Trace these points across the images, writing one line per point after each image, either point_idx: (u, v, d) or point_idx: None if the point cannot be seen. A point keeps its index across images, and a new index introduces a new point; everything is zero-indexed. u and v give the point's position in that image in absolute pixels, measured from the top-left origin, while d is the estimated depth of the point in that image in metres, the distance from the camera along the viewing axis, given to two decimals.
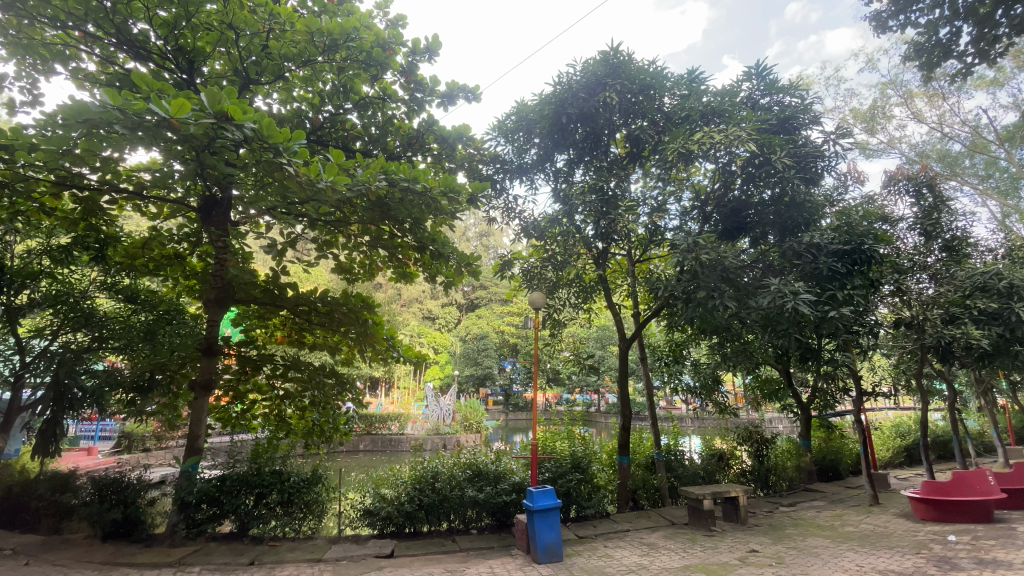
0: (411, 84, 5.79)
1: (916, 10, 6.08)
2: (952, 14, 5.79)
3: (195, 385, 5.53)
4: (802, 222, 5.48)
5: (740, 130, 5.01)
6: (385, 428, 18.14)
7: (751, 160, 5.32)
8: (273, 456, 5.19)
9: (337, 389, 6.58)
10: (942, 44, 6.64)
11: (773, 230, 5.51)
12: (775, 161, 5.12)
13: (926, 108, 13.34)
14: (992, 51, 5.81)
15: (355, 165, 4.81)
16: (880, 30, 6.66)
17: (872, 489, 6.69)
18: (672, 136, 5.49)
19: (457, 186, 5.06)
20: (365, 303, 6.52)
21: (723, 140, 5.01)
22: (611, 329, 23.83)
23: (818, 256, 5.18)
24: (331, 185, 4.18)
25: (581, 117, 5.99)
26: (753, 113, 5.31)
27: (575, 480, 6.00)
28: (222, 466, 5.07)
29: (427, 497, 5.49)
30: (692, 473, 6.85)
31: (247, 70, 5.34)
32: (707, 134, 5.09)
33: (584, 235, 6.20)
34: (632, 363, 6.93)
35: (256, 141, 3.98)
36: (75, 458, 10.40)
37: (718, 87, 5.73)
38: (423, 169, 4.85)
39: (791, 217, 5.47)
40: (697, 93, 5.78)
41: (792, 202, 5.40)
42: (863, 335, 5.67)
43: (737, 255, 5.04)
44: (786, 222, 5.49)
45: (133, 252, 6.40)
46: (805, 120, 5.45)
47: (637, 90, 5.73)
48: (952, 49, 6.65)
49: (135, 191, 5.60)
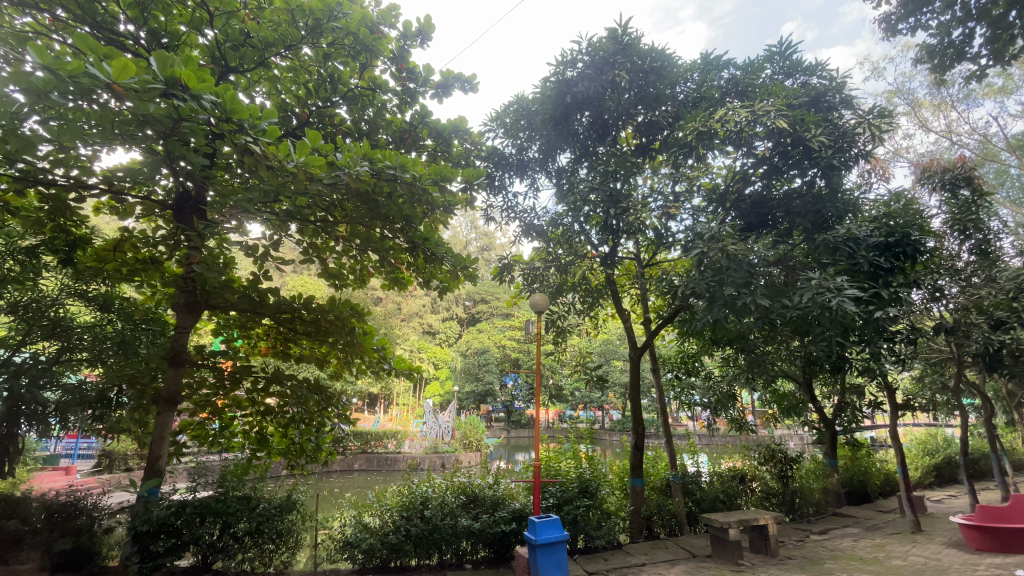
0: (402, 72, 5.41)
1: (927, 12, 5.69)
2: (963, 16, 5.38)
3: (160, 396, 4.93)
4: (835, 215, 4.99)
5: (768, 105, 4.57)
6: (381, 446, 17.55)
7: (778, 141, 4.90)
8: (244, 479, 4.67)
9: (322, 406, 6.02)
10: (955, 45, 6.22)
11: (801, 222, 5.04)
12: (808, 137, 4.69)
13: (932, 119, 13.00)
14: (1006, 53, 5.35)
15: (338, 149, 4.30)
16: (888, 34, 6.31)
17: (913, 516, 6.07)
18: (686, 122, 5.11)
19: (451, 176, 4.57)
20: (354, 311, 6.07)
21: (748, 118, 4.62)
22: (616, 344, 23.17)
23: (857, 250, 4.71)
24: (304, 167, 3.65)
25: (586, 103, 5.58)
26: (782, 88, 4.89)
27: (583, 507, 5.46)
28: (184, 490, 4.51)
29: (415, 526, 4.92)
30: (712, 497, 6.27)
31: (224, 58, 4.87)
32: (729, 112, 4.66)
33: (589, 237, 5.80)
34: (643, 375, 6.41)
35: (221, 119, 3.50)
36: (51, 477, 9.83)
37: (741, 62, 5.34)
38: (412, 156, 4.30)
39: (819, 210, 5.01)
40: (714, 75, 5.38)
41: (823, 191, 4.92)
42: (902, 343, 5.14)
43: (765, 253, 4.54)
44: (818, 214, 4.98)
45: (104, 256, 5.88)
46: (837, 100, 5.02)
47: (648, 70, 5.32)
48: (965, 51, 6.22)
49: (104, 189, 5.15)
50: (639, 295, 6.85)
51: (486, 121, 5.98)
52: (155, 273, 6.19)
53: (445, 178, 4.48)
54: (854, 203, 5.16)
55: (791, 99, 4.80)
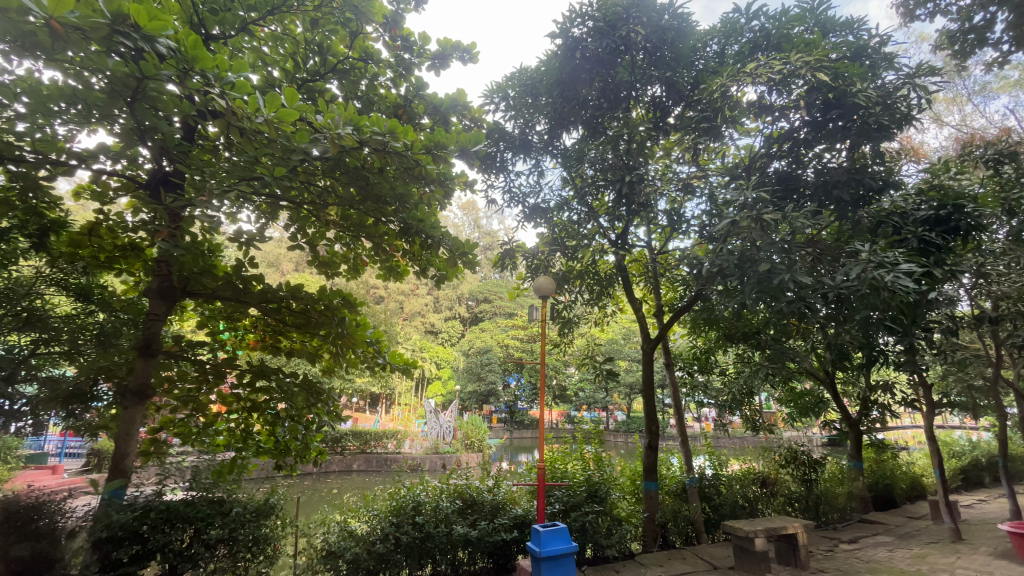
0: (395, 41, 5.08)
1: None
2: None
3: (124, 391, 4.26)
4: (875, 187, 4.55)
5: (807, 58, 4.14)
6: (381, 446, 17.23)
7: (814, 101, 4.51)
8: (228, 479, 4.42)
9: (310, 401, 5.62)
10: (976, 30, 5.70)
11: (838, 196, 4.61)
12: (848, 94, 4.31)
13: (946, 112, 12.46)
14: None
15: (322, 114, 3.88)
16: (905, 19, 5.88)
17: (952, 523, 5.64)
18: (707, 83, 4.83)
19: (447, 144, 4.15)
20: (346, 301, 5.68)
21: (784, 72, 4.25)
22: (620, 344, 22.69)
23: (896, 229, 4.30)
24: (273, 122, 3.17)
25: (599, 66, 5.15)
26: (821, 40, 4.47)
27: (592, 513, 5.07)
28: (152, 491, 4.13)
29: (406, 534, 4.54)
30: (732, 503, 5.87)
31: (202, 22, 4.34)
32: (763, 63, 4.30)
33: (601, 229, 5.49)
34: (656, 371, 5.98)
35: (183, 74, 3.09)
36: (37, 477, 9.51)
37: (769, 15, 4.94)
38: (404, 123, 3.89)
39: (857, 182, 4.60)
40: (736, 35, 5.00)
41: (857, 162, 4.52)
42: (943, 335, 4.70)
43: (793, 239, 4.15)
44: (855, 187, 4.54)
45: (80, 241, 5.45)
46: (877, 60, 4.61)
47: (667, 27, 4.89)
48: (988, 37, 5.70)
49: (75, 168, 4.71)
50: (651, 286, 6.44)
51: (487, 96, 5.56)
52: (137, 260, 5.76)
53: (439, 149, 4.09)
54: (891, 174, 4.74)
55: (830, 51, 4.37)
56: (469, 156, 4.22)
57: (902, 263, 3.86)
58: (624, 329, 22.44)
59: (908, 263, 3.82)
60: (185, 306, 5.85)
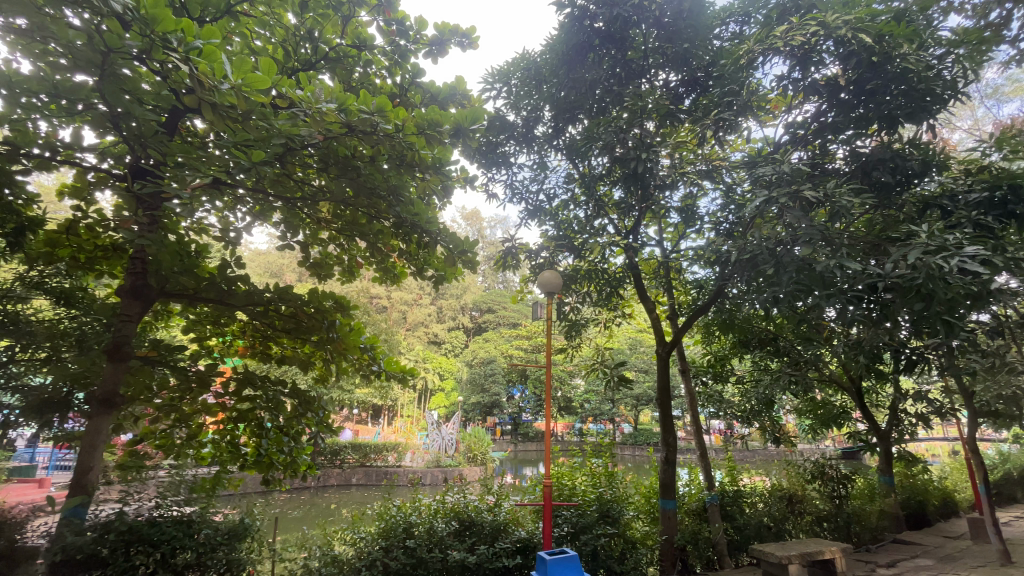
0: (390, 25, 4.75)
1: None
2: None
3: (90, 398, 3.91)
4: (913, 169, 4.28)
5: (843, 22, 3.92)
6: (381, 459, 16.78)
7: (853, 65, 4.19)
8: (210, 492, 4.35)
9: (300, 411, 5.25)
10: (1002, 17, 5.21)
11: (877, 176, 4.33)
12: (889, 60, 4.06)
13: (963, 113, 12.03)
14: None
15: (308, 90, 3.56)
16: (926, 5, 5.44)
17: (1000, 544, 5.20)
18: (730, 56, 4.64)
19: (440, 120, 3.83)
20: (339, 304, 5.32)
21: (821, 34, 4.02)
22: (627, 354, 22.13)
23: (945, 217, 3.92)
24: (243, 92, 2.81)
25: (608, 41, 4.88)
26: (857, 3, 4.21)
27: (604, 536, 4.70)
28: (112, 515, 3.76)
29: (395, 561, 4.19)
30: (756, 523, 5.46)
31: (185, 6, 3.98)
32: (796, 25, 4.08)
33: (611, 235, 5.32)
34: (672, 381, 5.58)
35: (151, 44, 2.80)
36: (21, 490, 9.14)
37: None
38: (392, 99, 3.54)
39: (891, 162, 4.32)
40: (757, 8, 4.82)
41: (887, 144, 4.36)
42: (990, 337, 4.28)
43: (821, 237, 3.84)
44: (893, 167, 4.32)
45: (56, 241, 5.08)
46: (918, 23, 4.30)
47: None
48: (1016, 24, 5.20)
49: (49, 162, 4.37)
50: (664, 290, 6.04)
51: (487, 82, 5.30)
52: (119, 262, 5.36)
53: (431, 128, 3.79)
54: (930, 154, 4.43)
55: (871, 13, 4.11)
56: (464, 135, 3.96)
57: (960, 250, 3.46)
58: (631, 339, 21.92)
59: (974, 246, 3.45)
60: (169, 310, 5.47)
